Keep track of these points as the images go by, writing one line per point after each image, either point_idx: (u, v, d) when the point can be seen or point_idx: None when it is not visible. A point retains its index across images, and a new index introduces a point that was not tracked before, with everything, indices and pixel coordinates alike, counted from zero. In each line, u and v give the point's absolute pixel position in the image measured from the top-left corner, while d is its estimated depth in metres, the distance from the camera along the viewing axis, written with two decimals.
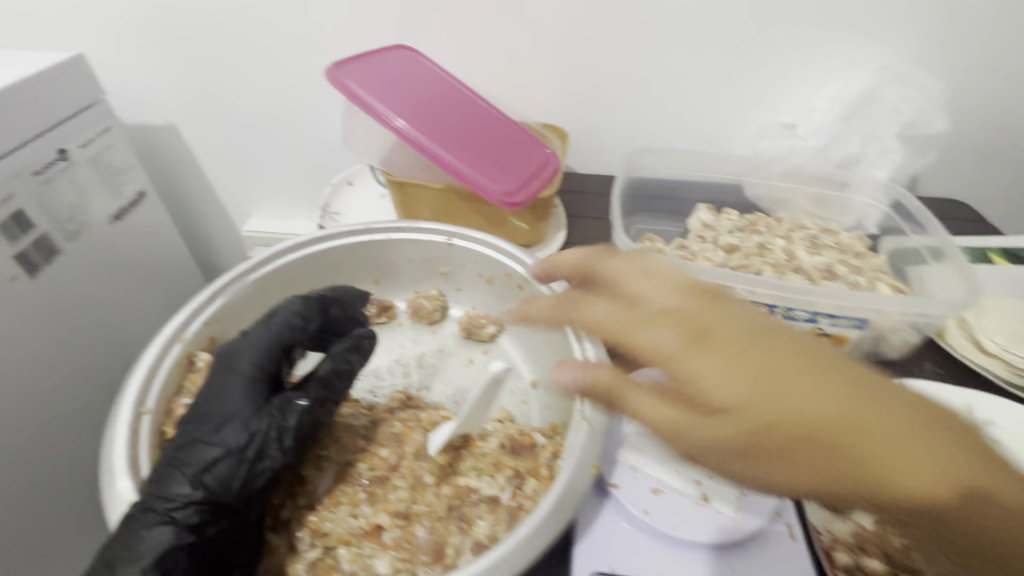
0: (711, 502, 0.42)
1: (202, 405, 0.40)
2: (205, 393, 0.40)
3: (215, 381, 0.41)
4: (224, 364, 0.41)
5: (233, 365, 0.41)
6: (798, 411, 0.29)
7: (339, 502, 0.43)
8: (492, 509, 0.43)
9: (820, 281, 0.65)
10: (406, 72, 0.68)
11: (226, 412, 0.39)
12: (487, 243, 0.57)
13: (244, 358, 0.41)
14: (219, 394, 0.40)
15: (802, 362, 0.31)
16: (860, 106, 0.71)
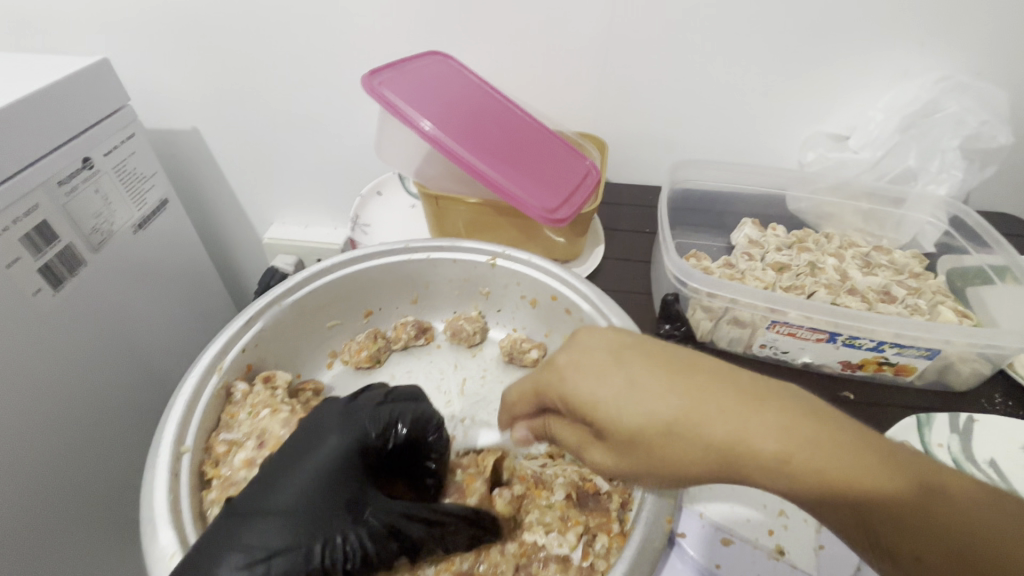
0: (786, 556, 0.39)
1: (270, 479, 0.37)
2: (277, 469, 0.38)
3: (291, 458, 0.38)
4: (308, 441, 0.40)
5: (318, 446, 0.39)
6: (693, 449, 0.31)
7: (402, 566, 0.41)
8: (563, 570, 0.41)
9: (878, 305, 0.61)
10: (442, 80, 0.65)
11: (298, 493, 0.36)
12: (534, 264, 0.54)
13: (334, 440, 0.39)
14: (297, 472, 0.37)
15: (723, 399, 0.30)
16: (919, 118, 0.68)
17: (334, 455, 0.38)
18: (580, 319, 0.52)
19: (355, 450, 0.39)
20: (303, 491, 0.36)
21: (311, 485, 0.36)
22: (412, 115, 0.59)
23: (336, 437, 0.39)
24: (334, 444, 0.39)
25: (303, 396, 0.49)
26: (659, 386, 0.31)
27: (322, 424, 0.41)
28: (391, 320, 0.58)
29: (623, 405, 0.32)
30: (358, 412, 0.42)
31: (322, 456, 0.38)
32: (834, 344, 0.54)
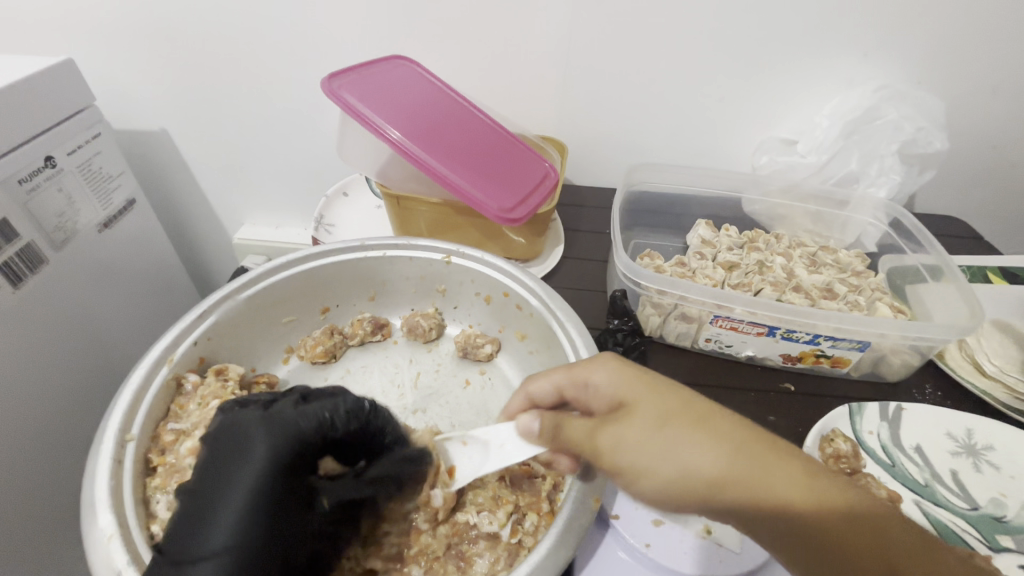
0: (712, 534, 0.41)
1: (202, 508, 0.35)
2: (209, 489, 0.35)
3: (218, 477, 0.36)
4: (233, 453, 0.37)
5: (245, 457, 0.36)
6: (687, 471, 0.33)
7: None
8: (492, 546, 0.43)
9: (820, 300, 0.64)
10: (402, 83, 0.67)
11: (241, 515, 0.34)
12: (486, 262, 0.55)
13: (261, 450, 0.37)
14: (232, 493, 0.35)
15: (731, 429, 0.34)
16: (861, 124, 0.71)
17: (268, 468, 0.36)
18: (530, 315, 0.54)
19: (279, 452, 0.37)
20: (244, 510, 0.35)
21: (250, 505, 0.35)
22: (371, 117, 0.61)
23: (262, 447, 0.37)
24: (261, 456, 0.36)
25: (256, 389, 0.49)
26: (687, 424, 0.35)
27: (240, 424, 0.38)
28: (348, 317, 0.60)
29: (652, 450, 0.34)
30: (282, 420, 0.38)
31: (251, 471, 0.36)
32: (774, 337, 0.56)
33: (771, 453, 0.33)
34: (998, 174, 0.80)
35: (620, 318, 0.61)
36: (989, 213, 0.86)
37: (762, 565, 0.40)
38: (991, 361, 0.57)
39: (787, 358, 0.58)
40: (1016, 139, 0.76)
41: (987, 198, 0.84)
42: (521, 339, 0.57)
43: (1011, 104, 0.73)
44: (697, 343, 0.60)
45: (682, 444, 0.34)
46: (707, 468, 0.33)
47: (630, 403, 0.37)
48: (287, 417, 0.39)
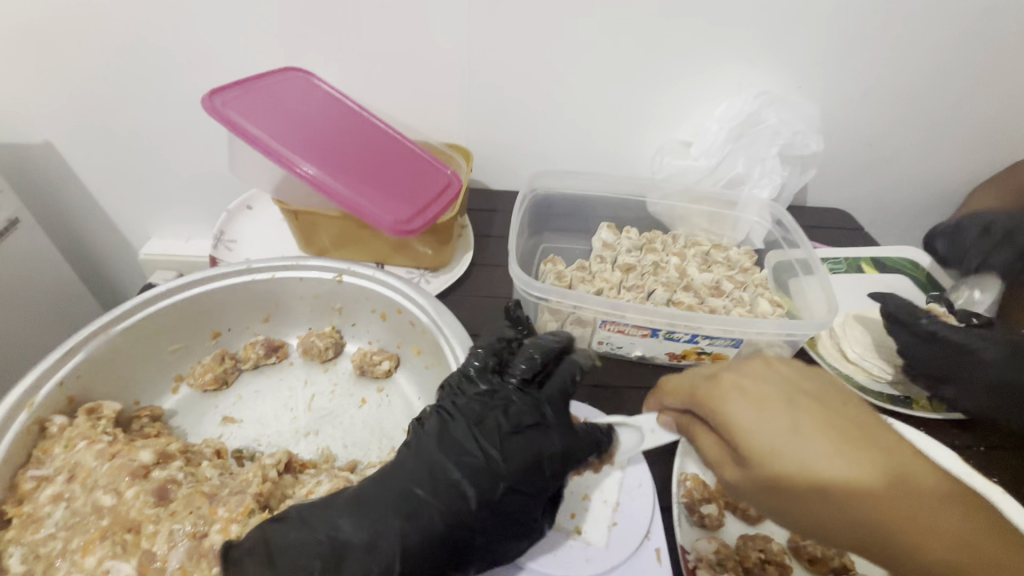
0: (582, 534, 0.44)
1: (494, 436, 0.41)
2: (499, 428, 0.41)
3: (511, 420, 0.41)
4: (531, 415, 0.42)
5: (542, 435, 0.42)
6: (848, 481, 0.33)
7: (113, 539, 0.38)
8: None
9: (708, 297, 0.68)
10: (293, 97, 0.66)
11: (513, 474, 0.39)
12: (377, 279, 0.56)
13: (562, 438, 0.42)
14: (528, 450, 0.41)
15: (840, 431, 0.34)
16: (746, 128, 0.75)
17: (557, 457, 0.41)
18: (422, 332, 0.55)
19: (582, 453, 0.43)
20: (522, 478, 0.40)
21: (530, 467, 0.40)
22: (255, 134, 0.59)
23: (565, 434, 0.43)
24: (568, 442, 0.42)
25: (137, 423, 0.49)
26: (805, 433, 0.34)
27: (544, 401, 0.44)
28: (243, 340, 0.59)
29: (813, 451, 0.33)
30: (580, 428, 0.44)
31: (553, 446, 0.42)
32: (658, 338, 0.59)
33: (867, 454, 0.34)
34: (871, 170, 0.87)
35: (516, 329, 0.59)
36: (871, 206, 0.93)
37: (626, 562, 0.43)
38: (854, 349, 0.63)
39: (673, 356, 0.62)
40: (886, 138, 0.83)
41: (867, 193, 0.91)
42: (418, 354, 0.57)
43: (879, 106, 0.79)
44: (591, 345, 0.63)
45: (823, 453, 0.33)
46: (832, 485, 0.33)
47: (751, 424, 0.36)
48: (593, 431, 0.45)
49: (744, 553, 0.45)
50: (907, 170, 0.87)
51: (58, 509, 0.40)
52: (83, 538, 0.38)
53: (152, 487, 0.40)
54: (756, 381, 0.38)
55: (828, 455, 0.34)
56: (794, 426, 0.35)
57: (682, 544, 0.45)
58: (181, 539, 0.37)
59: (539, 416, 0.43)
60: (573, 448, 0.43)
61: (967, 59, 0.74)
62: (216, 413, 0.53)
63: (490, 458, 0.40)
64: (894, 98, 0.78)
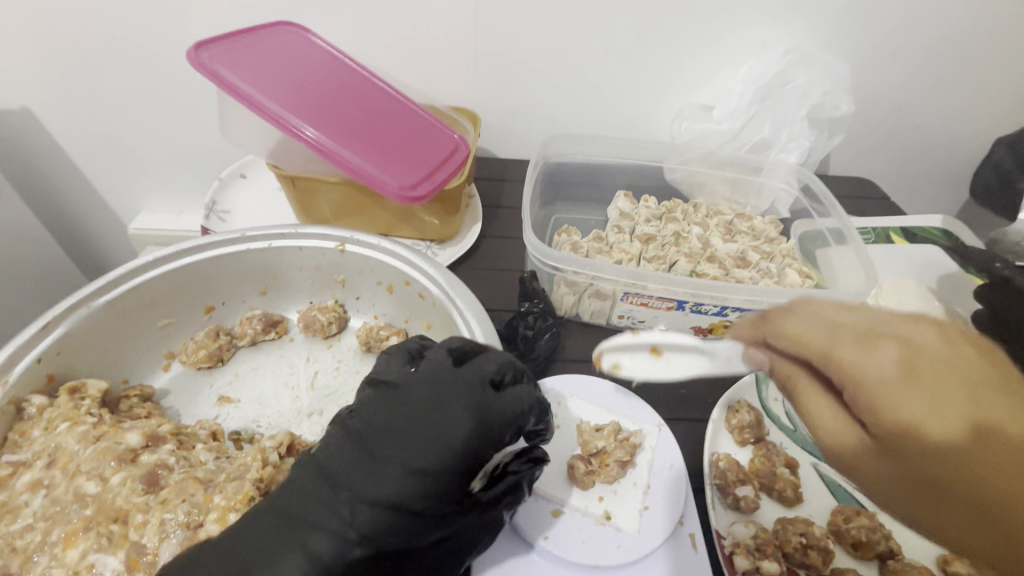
0: (612, 520, 0.41)
1: (380, 443, 0.35)
2: (383, 433, 0.35)
3: (397, 419, 0.35)
4: (423, 405, 0.36)
5: (437, 424, 0.35)
6: (947, 444, 0.28)
7: (98, 530, 0.34)
8: None
9: (733, 269, 0.64)
10: (286, 53, 0.61)
11: (408, 479, 0.33)
12: (383, 249, 0.52)
13: (462, 421, 0.35)
14: (421, 448, 0.34)
15: (961, 389, 0.29)
16: (773, 88, 0.70)
17: (456, 444, 0.34)
18: (433, 304, 0.51)
19: (491, 431, 0.35)
20: (420, 479, 0.34)
21: (429, 464, 0.34)
22: (246, 91, 0.54)
23: (464, 416, 0.35)
24: (467, 425, 0.35)
25: (125, 404, 0.45)
26: (925, 394, 0.28)
27: (441, 383, 0.37)
28: (238, 315, 0.55)
29: (913, 402, 0.28)
30: (487, 403, 0.36)
31: (453, 434, 0.34)
32: (684, 311, 0.55)
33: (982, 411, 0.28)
34: (900, 136, 0.83)
35: (530, 300, 0.58)
36: (896, 174, 0.89)
37: (660, 548, 0.40)
38: None
39: (698, 331, 0.58)
40: (918, 101, 0.78)
41: (894, 160, 0.86)
42: (427, 329, 0.53)
43: (915, 66, 0.74)
44: (611, 320, 0.59)
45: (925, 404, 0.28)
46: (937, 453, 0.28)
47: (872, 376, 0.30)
48: (503, 403, 0.36)
49: (783, 538, 0.42)
50: (938, 135, 0.83)
51: (36, 497, 0.36)
52: (66, 529, 0.34)
53: (140, 473, 0.37)
54: (925, 351, 0.30)
55: (949, 421, 0.28)
56: (917, 388, 0.29)
57: (717, 528, 0.43)
58: (174, 530, 0.34)
59: (434, 403, 0.35)
60: (485, 436, 0.35)
61: (1013, 13, 0.69)
62: (211, 392, 0.50)
63: (378, 468, 0.34)
64: (931, 56, 0.73)
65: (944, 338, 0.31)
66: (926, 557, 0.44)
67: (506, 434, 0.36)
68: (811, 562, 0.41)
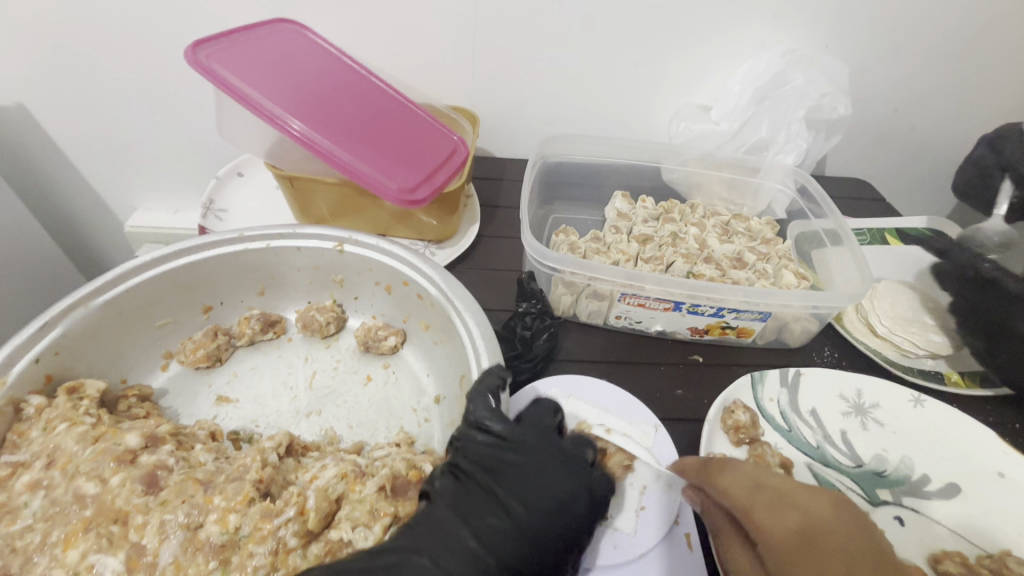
0: (608, 520, 0.42)
1: (530, 481, 0.38)
2: (533, 473, 0.38)
3: (544, 466, 0.39)
4: (564, 461, 0.40)
5: (578, 479, 0.40)
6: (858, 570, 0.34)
7: (98, 531, 0.34)
8: None
9: (729, 270, 0.65)
10: (284, 52, 0.61)
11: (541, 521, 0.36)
12: (381, 249, 0.52)
13: (599, 480, 0.41)
14: (563, 493, 0.38)
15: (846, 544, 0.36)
16: (771, 89, 0.70)
17: (589, 503, 0.39)
18: (432, 305, 0.51)
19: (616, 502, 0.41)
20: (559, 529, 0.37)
21: (565, 514, 0.37)
22: (244, 90, 0.54)
23: (601, 478, 0.41)
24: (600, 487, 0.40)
25: (123, 403, 0.45)
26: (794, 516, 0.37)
27: (562, 448, 0.41)
28: (236, 315, 0.55)
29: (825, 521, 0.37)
30: (610, 476, 0.42)
31: (587, 489, 0.39)
32: (680, 312, 0.56)
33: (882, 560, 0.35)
34: (896, 137, 0.83)
35: (528, 301, 0.60)
36: (891, 175, 0.89)
37: (655, 547, 0.41)
38: (883, 323, 0.60)
39: (695, 331, 0.58)
40: (914, 102, 0.78)
41: (889, 162, 0.87)
42: (425, 329, 0.53)
43: (911, 68, 0.74)
44: (608, 320, 0.60)
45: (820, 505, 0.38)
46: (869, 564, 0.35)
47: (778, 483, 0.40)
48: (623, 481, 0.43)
49: None
50: (933, 137, 0.83)
51: (35, 498, 0.36)
52: (65, 530, 0.34)
53: (139, 474, 0.37)
54: (822, 523, 0.37)
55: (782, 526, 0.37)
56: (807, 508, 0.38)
57: (712, 527, 0.42)
58: (174, 531, 0.34)
59: (573, 463, 0.40)
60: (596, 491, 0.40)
61: (1008, 16, 0.69)
62: (209, 392, 0.50)
63: (520, 504, 0.36)
64: (927, 58, 0.73)
65: (832, 504, 0.39)
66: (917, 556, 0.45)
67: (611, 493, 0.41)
68: None
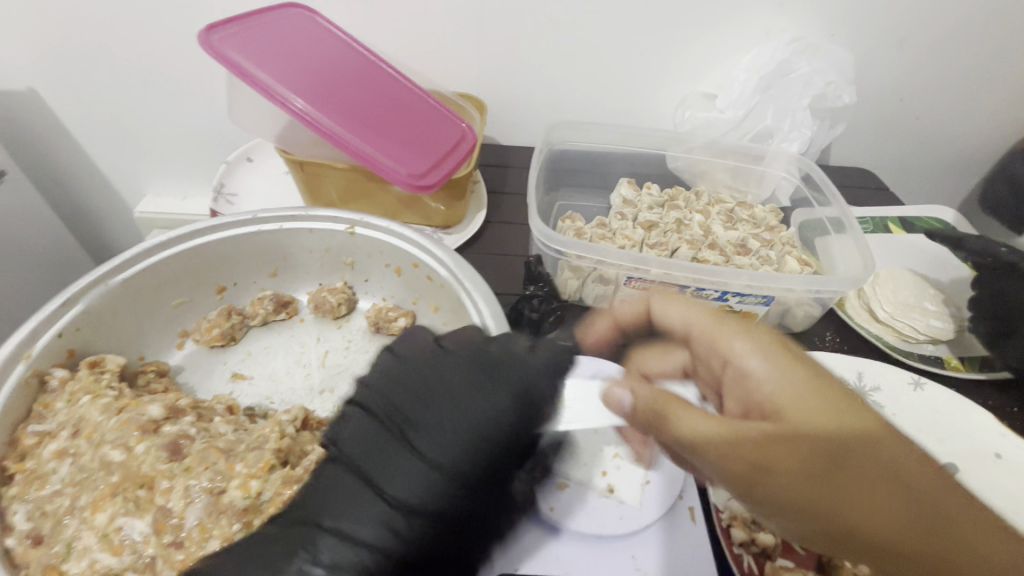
0: (615, 494, 0.43)
1: (411, 436, 0.35)
2: (412, 428, 0.35)
3: (426, 411, 0.36)
4: (451, 394, 0.36)
5: (463, 411, 0.36)
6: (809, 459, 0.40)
7: (125, 495, 0.36)
8: None
9: (734, 256, 0.66)
10: (294, 37, 0.61)
11: (427, 481, 0.34)
12: (392, 232, 0.53)
13: (486, 401, 0.36)
14: (446, 444, 0.35)
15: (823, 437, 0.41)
16: (775, 78, 0.71)
17: (476, 436, 0.35)
18: (441, 287, 0.52)
19: (523, 411, 0.37)
20: (445, 479, 0.34)
21: (452, 462, 0.35)
22: (256, 74, 0.55)
23: (493, 395, 0.37)
24: (491, 403, 0.36)
25: (143, 378, 0.47)
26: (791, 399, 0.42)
27: (452, 367, 0.38)
28: (249, 296, 0.56)
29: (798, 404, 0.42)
30: (507, 376, 0.38)
31: (472, 423, 0.36)
32: (685, 296, 0.56)
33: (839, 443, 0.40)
34: (901, 127, 0.84)
35: (535, 284, 0.61)
36: (895, 165, 0.90)
37: (661, 520, 0.42)
38: (884, 309, 0.61)
39: None
40: (919, 92, 0.79)
41: (893, 151, 0.87)
42: (434, 311, 0.55)
43: (916, 58, 0.75)
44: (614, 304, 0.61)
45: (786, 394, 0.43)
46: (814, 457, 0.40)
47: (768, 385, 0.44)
48: (529, 373, 0.38)
49: None
50: (937, 127, 0.83)
51: (63, 464, 0.38)
52: (92, 495, 0.36)
53: (164, 442, 0.38)
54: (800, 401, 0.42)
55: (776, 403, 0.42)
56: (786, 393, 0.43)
57: (715, 502, 0.44)
58: (198, 494, 0.36)
59: (457, 389, 0.37)
60: (500, 405, 0.37)
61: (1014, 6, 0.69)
62: (224, 369, 0.51)
63: (398, 473, 0.34)
64: (933, 47, 0.74)
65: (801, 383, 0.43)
66: None
67: (551, 389, 0.39)
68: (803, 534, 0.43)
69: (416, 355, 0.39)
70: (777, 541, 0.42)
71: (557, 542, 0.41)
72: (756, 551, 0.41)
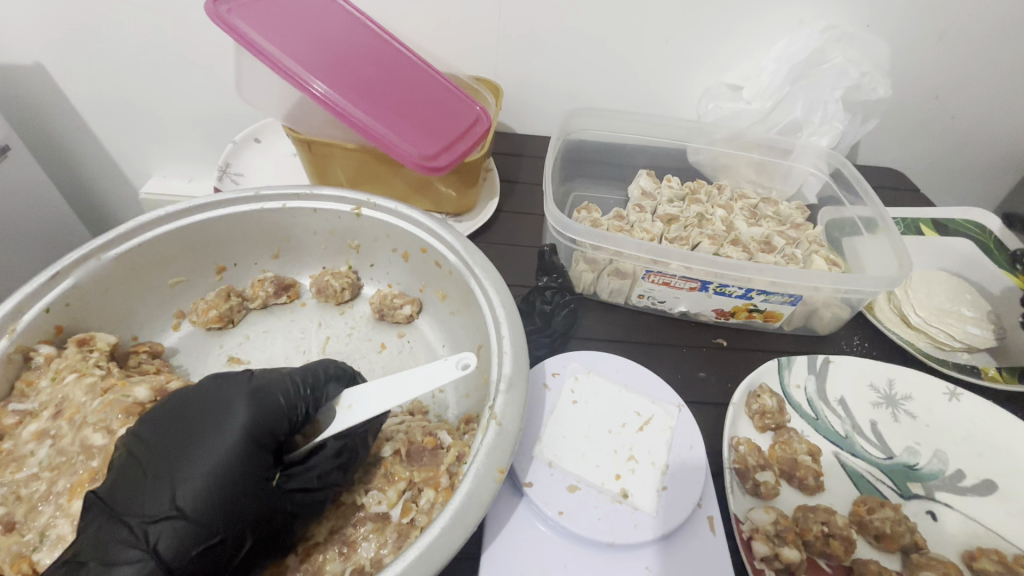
0: (629, 499, 0.40)
1: (155, 462, 0.32)
2: (161, 452, 0.32)
3: (177, 435, 0.33)
4: (203, 415, 0.34)
5: (215, 432, 0.33)
6: None
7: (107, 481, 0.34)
8: (380, 528, 0.37)
9: (757, 253, 0.62)
10: (305, 11, 0.58)
11: (191, 495, 0.30)
12: (400, 214, 0.50)
13: (238, 420, 0.33)
14: (186, 467, 0.31)
15: None
16: (808, 68, 0.67)
17: (223, 460, 0.32)
18: (450, 274, 0.49)
19: (265, 434, 0.34)
20: (196, 496, 0.30)
21: (213, 477, 0.31)
22: (265, 46, 0.52)
23: (240, 413, 0.34)
24: (241, 423, 0.33)
25: (134, 359, 0.45)
26: None
27: (234, 382, 0.36)
28: (249, 278, 0.54)
29: None
30: (273, 390, 0.35)
31: (223, 446, 0.32)
32: (707, 293, 0.53)
33: None
34: (935, 124, 0.80)
35: (548, 275, 0.58)
36: (926, 166, 0.86)
37: (678, 528, 0.39)
38: (917, 313, 0.57)
39: (720, 313, 0.56)
40: (957, 88, 0.75)
41: (925, 152, 0.84)
42: (442, 299, 0.52)
43: (956, 50, 0.71)
44: (630, 299, 0.58)
45: None
46: None
47: None
48: (277, 389, 0.35)
49: (803, 526, 0.41)
50: (976, 126, 0.79)
51: (42, 447, 0.36)
52: (71, 482, 0.34)
53: None
54: None
55: None
56: None
57: (735, 512, 0.41)
58: None
59: (223, 401, 0.35)
60: (277, 419, 0.35)
61: None
62: (221, 353, 0.49)
63: (169, 487, 0.30)
64: (976, 40, 0.69)
65: None
66: (949, 551, 0.43)
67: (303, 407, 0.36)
68: (833, 553, 0.40)
69: (197, 381, 0.37)
70: (803, 557, 0.39)
71: (562, 548, 0.38)
72: (780, 567, 0.38)
